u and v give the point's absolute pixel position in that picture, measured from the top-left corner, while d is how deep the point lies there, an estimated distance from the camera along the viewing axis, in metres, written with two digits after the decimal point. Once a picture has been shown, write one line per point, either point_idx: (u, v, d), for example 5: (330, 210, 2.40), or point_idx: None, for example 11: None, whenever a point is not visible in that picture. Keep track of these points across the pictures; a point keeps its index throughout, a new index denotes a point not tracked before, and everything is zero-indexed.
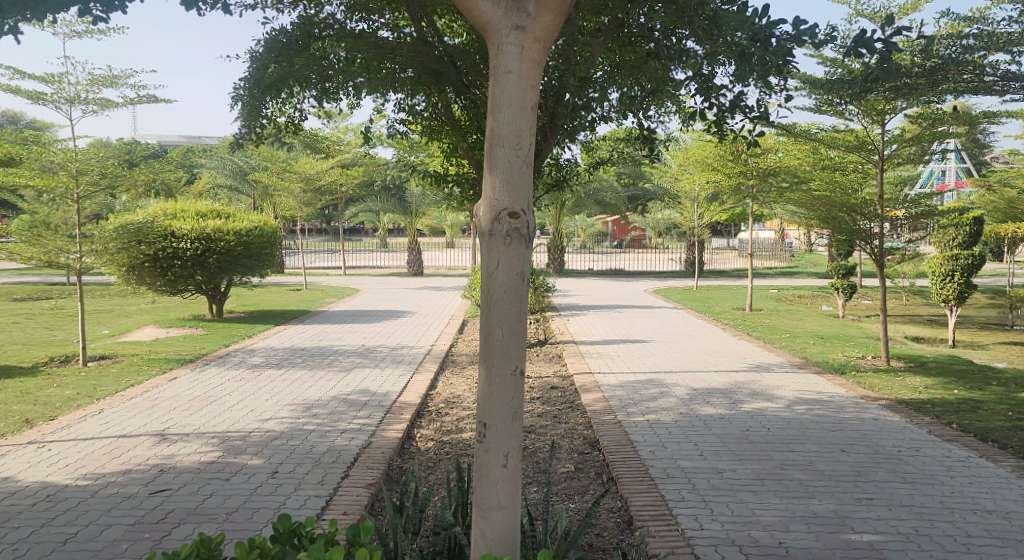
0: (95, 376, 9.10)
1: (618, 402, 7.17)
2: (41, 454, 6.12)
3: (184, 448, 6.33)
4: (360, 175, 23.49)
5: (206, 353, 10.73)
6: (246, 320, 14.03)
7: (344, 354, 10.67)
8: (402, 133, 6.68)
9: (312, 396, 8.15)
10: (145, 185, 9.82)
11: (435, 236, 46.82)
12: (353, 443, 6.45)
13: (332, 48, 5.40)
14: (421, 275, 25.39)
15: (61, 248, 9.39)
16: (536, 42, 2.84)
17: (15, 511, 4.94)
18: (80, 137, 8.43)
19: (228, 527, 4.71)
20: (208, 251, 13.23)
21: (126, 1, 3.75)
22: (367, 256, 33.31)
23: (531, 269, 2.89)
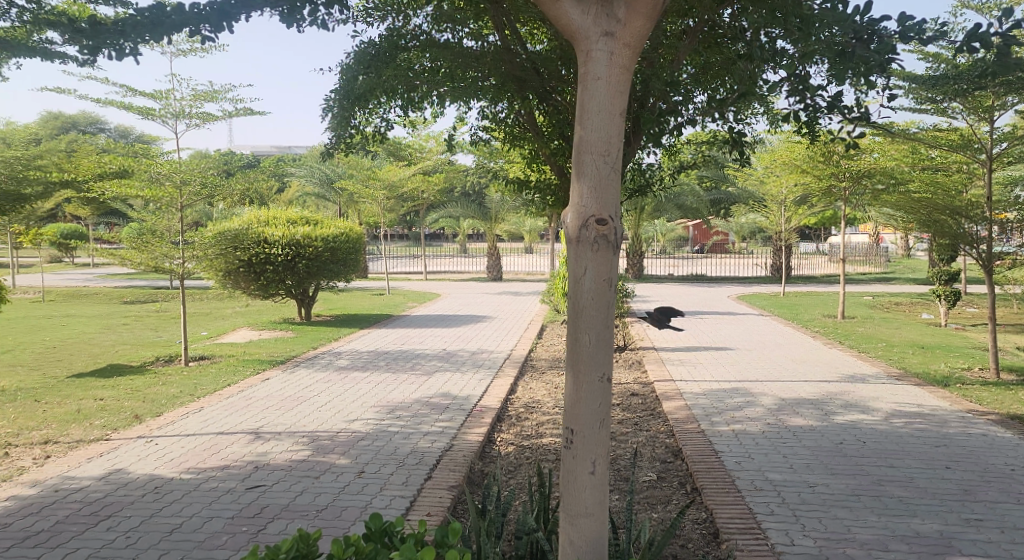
0: (196, 375, 9.55)
1: (701, 411, 7.04)
2: (149, 448, 6.46)
3: (277, 446, 6.57)
4: (443, 181, 23.87)
5: (295, 355, 11.10)
6: (332, 323, 14.45)
7: (426, 358, 10.84)
8: (483, 140, 6.76)
9: (395, 399, 8.32)
10: (241, 194, 10.26)
11: (514, 242, 47.13)
12: (436, 446, 6.55)
13: (418, 59, 5.52)
14: (500, 281, 25.57)
15: (166, 254, 9.91)
16: (626, 47, 2.84)
17: (126, 502, 5.23)
18: (183, 150, 8.90)
19: (320, 524, 4.86)
20: (298, 257, 13.68)
21: (232, 22, 3.90)
22: (448, 262, 33.76)
23: (618, 275, 2.88)
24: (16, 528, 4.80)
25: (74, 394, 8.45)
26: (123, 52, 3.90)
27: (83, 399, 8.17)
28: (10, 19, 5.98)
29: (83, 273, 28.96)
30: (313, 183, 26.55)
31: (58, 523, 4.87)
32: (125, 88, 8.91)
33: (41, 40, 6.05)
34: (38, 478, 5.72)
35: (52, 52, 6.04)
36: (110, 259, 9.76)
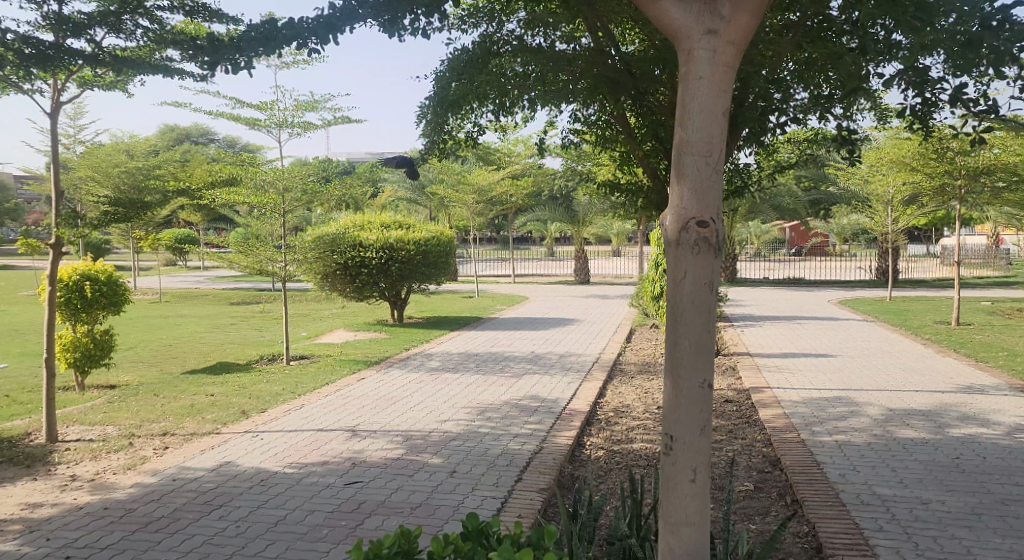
0: (296, 374, 9.90)
1: (801, 420, 6.79)
2: (255, 443, 6.74)
3: (373, 444, 6.73)
4: (532, 185, 23.96)
5: (389, 356, 11.34)
6: (423, 325, 14.70)
7: (516, 360, 10.88)
8: (573, 143, 6.75)
9: (485, 400, 8.38)
10: (339, 199, 10.58)
11: (602, 245, 46.81)
12: (526, 448, 6.56)
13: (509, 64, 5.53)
14: (588, 284, 25.41)
15: (269, 257, 10.37)
16: (730, 45, 2.77)
17: (235, 493, 5.47)
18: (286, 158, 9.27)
19: (416, 522, 4.94)
20: (391, 260, 13.99)
21: (338, 33, 4.02)
22: (536, 265, 33.85)
23: (720, 278, 2.81)
24: (138, 513, 5.09)
25: (188, 390, 8.91)
26: (238, 67, 4.07)
27: (196, 395, 8.60)
28: (135, 39, 6.39)
29: (195, 276, 30.64)
30: (405, 187, 27.16)
31: (175, 510, 5.14)
32: (234, 100, 9.37)
33: (162, 58, 6.46)
34: (158, 468, 6.05)
35: (171, 69, 6.42)
36: (219, 262, 10.26)
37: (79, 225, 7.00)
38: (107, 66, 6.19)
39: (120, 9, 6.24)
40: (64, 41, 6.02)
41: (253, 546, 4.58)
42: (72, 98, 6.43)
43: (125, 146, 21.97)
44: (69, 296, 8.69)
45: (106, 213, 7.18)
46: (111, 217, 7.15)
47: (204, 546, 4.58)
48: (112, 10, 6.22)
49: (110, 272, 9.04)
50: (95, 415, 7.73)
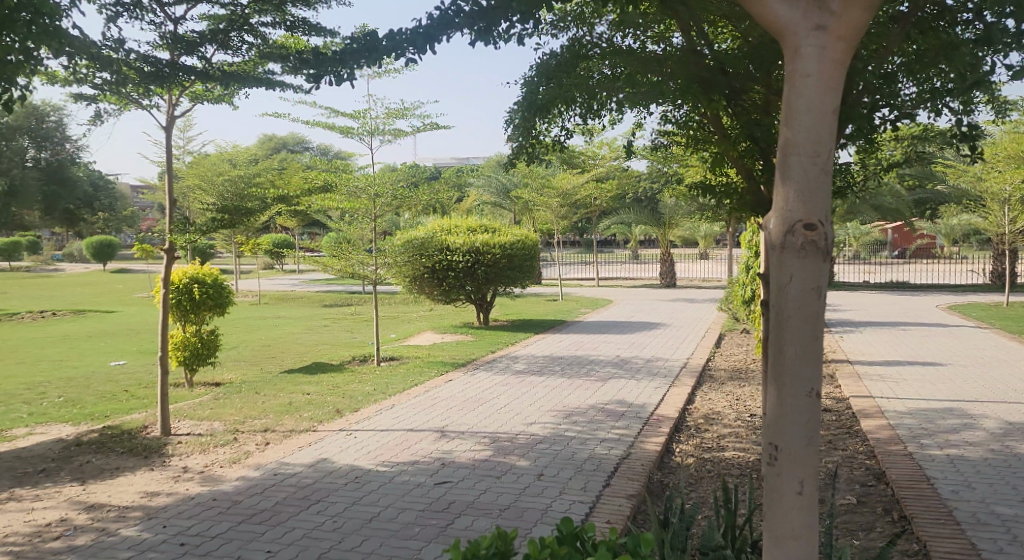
0: (387, 374, 10.13)
1: (907, 432, 6.47)
2: (348, 440, 6.93)
3: (461, 445, 6.80)
4: (617, 187, 23.73)
5: (475, 358, 11.42)
6: (509, 328, 14.75)
7: (602, 364, 10.78)
8: (662, 145, 6.67)
9: (572, 404, 8.36)
10: (428, 204, 10.76)
11: (689, 247, 45.96)
12: (613, 453, 6.49)
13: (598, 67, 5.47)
14: (675, 287, 24.99)
15: (361, 262, 10.73)
16: (840, 40, 2.66)
17: (331, 489, 5.63)
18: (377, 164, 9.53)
19: (506, 523, 4.96)
20: (477, 264, 14.12)
21: (434, 42, 4.11)
22: (620, 269, 33.55)
23: (829, 284, 2.69)
24: (243, 504, 5.30)
25: (286, 388, 9.23)
26: (341, 79, 4.21)
27: (293, 393, 8.90)
28: (241, 54, 6.69)
29: (291, 279, 31.72)
30: (491, 191, 27.40)
31: (277, 503, 5.33)
32: (329, 110, 9.70)
33: (266, 71, 6.74)
34: (260, 462, 6.30)
35: (274, 81, 6.68)
36: (314, 266, 10.59)
37: (188, 231, 7.37)
38: (217, 81, 6.49)
39: (228, 26, 6.54)
40: (178, 58, 6.36)
41: (348, 541, 4.70)
42: (184, 112, 6.78)
43: (228, 155, 23.01)
44: (180, 298, 9.15)
45: (214, 220, 7.51)
46: (218, 223, 7.47)
47: (304, 539, 4.73)
48: (221, 28, 6.53)
49: (216, 275, 9.46)
50: (203, 410, 8.11)
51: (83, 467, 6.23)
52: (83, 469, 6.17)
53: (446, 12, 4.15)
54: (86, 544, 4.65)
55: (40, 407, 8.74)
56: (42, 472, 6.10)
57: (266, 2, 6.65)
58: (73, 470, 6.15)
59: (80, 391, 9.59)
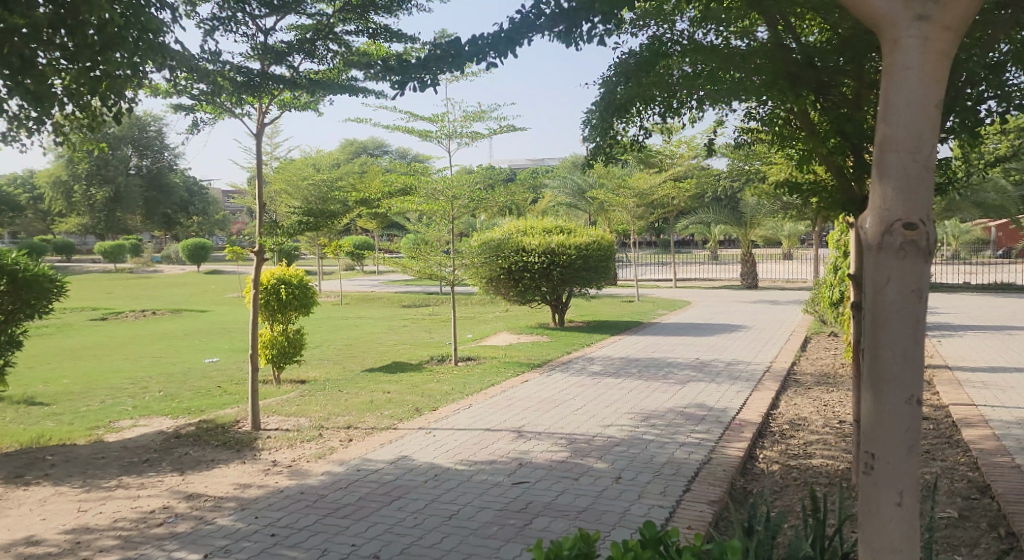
0: (464, 374, 10.24)
1: (1013, 443, 6.14)
2: (428, 439, 7.04)
3: (538, 445, 6.82)
4: (695, 186, 23.33)
5: (551, 359, 11.42)
6: (585, 329, 14.70)
7: (680, 367, 10.62)
8: (743, 142, 6.53)
9: (649, 406, 8.27)
10: (504, 205, 10.82)
11: (770, 247, 44.81)
12: (693, 458, 6.39)
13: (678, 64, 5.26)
14: (757, 288, 24.40)
15: (439, 263, 10.88)
16: (946, 30, 2.56)
17: (411, 486, 5.72)
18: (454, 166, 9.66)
19: (583, 526, 4.94)
20: (553, 265, 14.12)
21: (515, 46, 4.17)
22: (698, 270, 33.00)
23: (930, 285, 2.58)
24: (329, 499, 5.45)
25: (367, 387, 9.45)
26: (425, 85, 4.32)
27: (374, 391, 9.10)
28: (326, 62, 6.90)
29: (371, 280, 32.45)
30: (566, 192, 27.34)
31: (360, 498, 5.46)
32: (408, 114, 9.90)
33: (349, 78, 6.93)
34: (344, 457, 6.47)
35: (357, 87, 6.85)
36: (393, 268, 10.80)
37: (277, 233, 7.63)
38: (304, 89, 6.70)
39: (315, 36, 6.74)
40: (268, 68, 6.59)
41: (429, 538, 4.76)
42: (273, 120, 7.01)
43: (313, 160, 23.70)
44: (268, 299, 9.49)
45: (300, 223, 7.75)
46: (304, 226, 7.70)
47: (386, 534, 4.82)
48: (308, 37, 6.74)
49: (302, 276, 9.76)
50: (290, 407, 8.38)
51: (182, 458, 6.53)
52: (182, 460, 6.46)
53: (526, 15, 4.20)
54: (185, 531, 4.86)
55: (142, 401, 9.21)
56: (145, 462, 6.43)
57: (350, 11, 6.85)
58: (173, 460, 6.46)
59: (178, 387, 10.07)
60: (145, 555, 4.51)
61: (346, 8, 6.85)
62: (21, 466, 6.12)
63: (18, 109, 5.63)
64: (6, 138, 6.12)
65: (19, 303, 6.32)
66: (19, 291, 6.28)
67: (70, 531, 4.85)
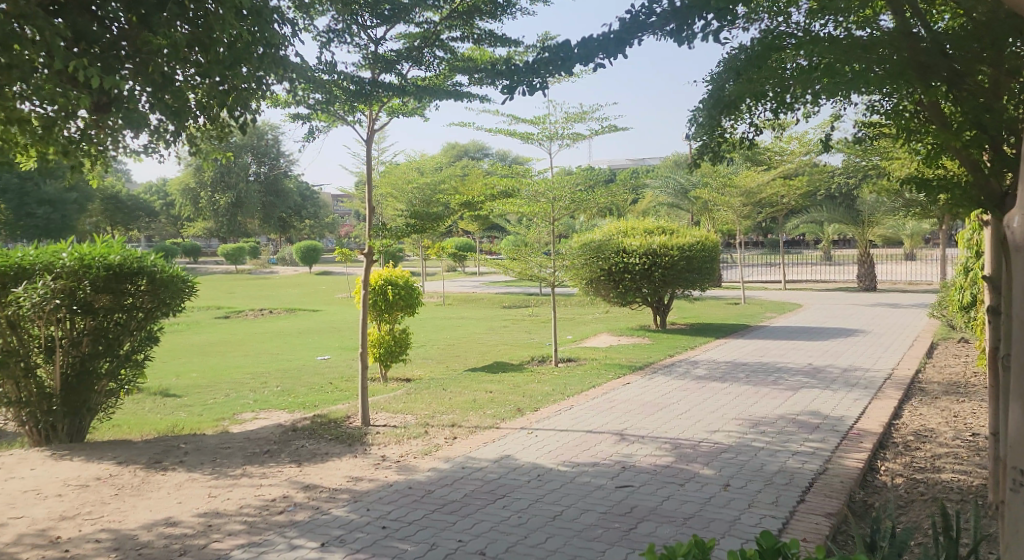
0: (565, 375, 10.22)
1: None
2: (531, 439, 7.07)
3: (642, 449, 6.73)
4: (807, 184, 22.51)
5: (653, 362, 11.26)
6: (688, 332, 14.39)
7: (791, 372, 10.24)
8: (863, 136, 6.22)
9: (758, 413, 8.02)
10: (605, 206, 10.75)
11: (889, 247, 42.61)
12: (807, 467, 6.15)
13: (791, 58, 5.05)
14: (875, 291, 23.22)
15: (539, 264, 10.89)
16: None
17: (515, 485, 5.76)
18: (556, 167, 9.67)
19: (689, 533, 4.84)
20: (654, 265, 13.92)
21: (625, 47, 4.20)
22: (809, 271, 31.73)
23: None
24: (434, 495, 5.55)
25: (469, 386, 9.58)
26: (534, 88, 4.40)
27: (477, 391, 9.22)
28: (433, 68, 7.04)
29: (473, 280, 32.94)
30: (669, 192, 26.89)
31: (465, 496, 5.54)
32: (510, 117, 10.03)
33: (455, 83, 7.08)
34: (449, 455, 6.59)
35: (462, 93, 6.98)
36: (494, 269, 10.91)
37: (384, 236, 7.85)
38: (411, 96, 6.88)
39: (422, 43, 6.91)
40: (378, 76, 6.79)
41: (534, 537, 4.79)
42: (382, 126, 7.20)
43: (418, 163, 24.27)
44: (376, 299, 9.80)
45: (406, 225, 7.95)
46: (410, 229, 7.91)
47: (491, 532, 4.87)
48: (416, 45, 6.90)
49: (408, 277, 10.02)
50: (397, 404, 8.60)
51: (299, 450, 6.81)
52: (299, 452, 6.74)
53: (637, 15, 4.20)
54: (304, 520, 5.06)
55: (261, 395, 9.66)
56: (266, 453, 6.74)
57: (456, 18, 6.95)
58: (291, 452, 6.74)
59: (293, 382, 10.52)
60: (267, 540, 4.73)
61: (452, 15, 6.93)
62: (159, 452, 6.54)
63: (158, 122, 6.02)
64: (147, 149, 6.56)
65: (158, 302, 6.75)
66: (157, 291, 6.71)
67: (202, 515, 5.14)
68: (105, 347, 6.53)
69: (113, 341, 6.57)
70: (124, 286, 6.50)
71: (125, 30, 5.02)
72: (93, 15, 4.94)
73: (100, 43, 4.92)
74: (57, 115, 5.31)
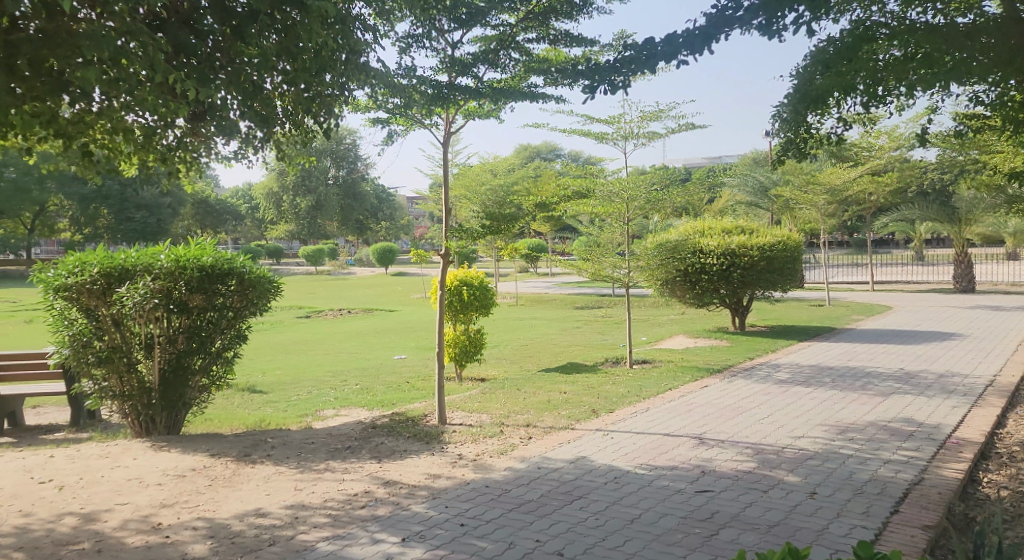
0: (641, 377, 10.10)
1: None
2: (607, 441, 7.00)
3: (722, 454, 6.58)
4: (897, 181, 21.60)
5: (732, 365, 11.00)
6: (769, 334, 14.01)
7: (881, 377, 9.84)
8: (962, 129, 5.91)
9: (846, 419, 7.74)
10: (681, 205, 10.58)
11: (988, 247, 40.50)
12: (901, 477, 5.89)
13: (884, 48, 4.85)
14: (972, 293, 22.09)
15: (614, 264, 10.77)
16: None
17: (593, 487, 5.72)
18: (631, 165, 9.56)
19: (774, 541, 4.70)
20: (733, 266, 13.60)
21: (709, 42, 4.13)
22: (899, 271, 30.43)
23: None
24: (512, 494, 5.56)
25: (544, 386, 9.57)
26: (615, 86, 4.36)
27: (552, 392, 9.19)
28: (509, 70, 7.06)
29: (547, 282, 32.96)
30: (749, 191, 26.28)
31: (542, 496, 5.52)
32: (585, 116, 9.99)
33: (530, 85, 7.08)
34: (525, 454, 6.59)
35: (537, 94, 6.98)
36: (568, 269, 10.86)
37: (462, 237, 7.91)
38: (487, 98, 6.89)
39: (498, 46, 6.93)
40: (455, 79, 6.85)
41: (612, 539, 4.74)
42: (458, 129, 7.25)
43: (491, 164, 24.43)
44: (451, 299, 9.91)
45: (481, 226, 7.99)
46: (485, 230, 7.95)
47: (569, 533, 4.84)
48: (492, 47, 6.93)
49: (483, 277, 10.09)
50: (473, 404, 8.66)
51: (378, 447, 6.94)
52: (379, 449, 6.86)
53: (724, 10, 4.12)
54: (385, 515, 5.15)
55: (342, 393, 9.89)
56: (347, 448, 6.89)
57: (532, 19, 6.95)
58: (370, 449, 6.87)
59: (371, 381, 10.72)
60: (350, 533, 4.83)
61: (529, 17, 6.93)
62: (248, 446, 6.77)
63: (247, 128, 6.22)
64: (236, 155, 6.79)
65: (247, 301, 7.01)
66: (246, 291, 6.95)
67: (289, 507, 5.29)
68: (198, 344, 6.76)
69: (206, 338, 6.79)
70: (216, 286, 6.76)
71: (220, 41, 5.18)
72: (192, 28, 5.14)
73: (197, 54, 5.10)
74: (157, 124, 5.57)
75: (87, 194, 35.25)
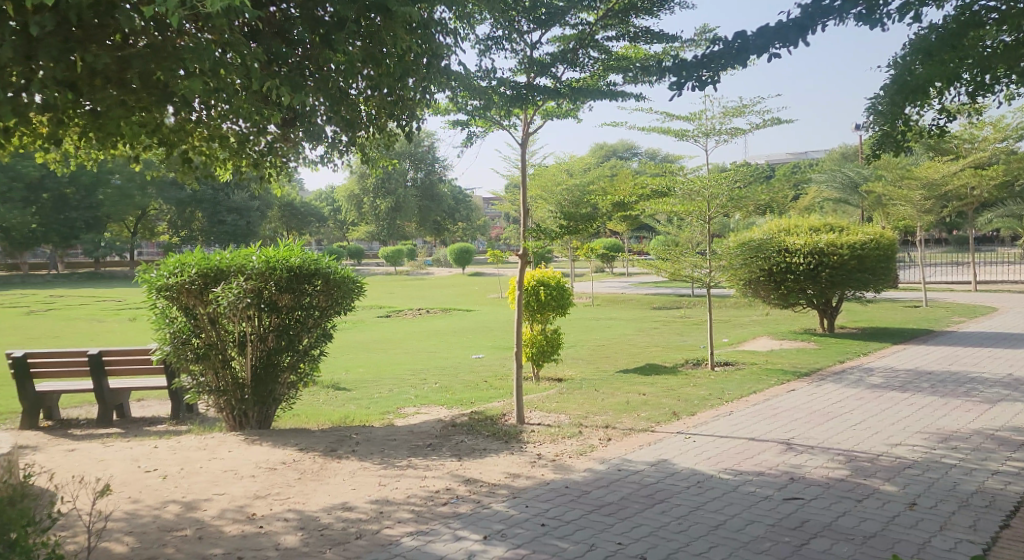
0: (724, 379, 9.90)
1: None
2: (689, 444, 6.89)
3: (812, 460, 6.38)
4: (1004, 174, 20.42)
5: (820, 368, 10.64)
6: (861, 336, 13.49)
7: (985, 383, 9.34)
8: None
9: (947, 427, 7.38)
10: (764, 203, 10.31)
11: None
12: (1010, 489, 5.58)
13: (992, 34, 4.57)
14: None
15: (694, 264, 10.57)
16: None
17: (675, 491, 5.63)
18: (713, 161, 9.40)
19: (869, 553, 4.53)
20: (820, 265, 13.17)
21: (799, 37, 4.03)
22: (1002, 271, 28.83)
23: None
24: (593, 495, 5.54)
25: (624, 387, 9.50)
26: (702, 82, 4.28)
27: (631, 393, 9.10)
28: (588, 69, 7.03)
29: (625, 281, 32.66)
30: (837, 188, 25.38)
31: (623, 498, 5.47)
32: (665, 113, 9.86)
33: (608, 83, 7.03)
34: (605, 456, 6.54)
35: (616, 92, 6.92)
36: (646, 269, 10.73)
37: (541, 237, 7.92)
38: (566, 97, 6.88)
39: (577, 45, 6.91)
40: (533, 79, 6.86)
41: (697, 545, 4.66)
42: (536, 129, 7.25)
43: (567, 164, 24.39)
44: (529, 299, 9.93)
45: (559, 226, 7.98)
46: (563, 229, 7.93)
47: (652, 537, 4.78)
48: (570, 47, 6.91)
49: (560, 277, 10.07)
50: (551, 404, 8.66)
51: (458, 445, 7.02)
52: (460, 447, 6.93)
53: (821, 0, 4.01)
54: (468, 513, 5.20)
55: (422, 391, 10.04)
56: (429, 446, 6.99)
57: (612, 17, 6.90)
58: (451, 447, 6.95)
59: (450, 380, 10.85)
60: (434, 530, 4.90)
61: (608, 14, 6.88)
62: (333, 442, 6.95)
63: (333, 134, 6.39)
64: (323, 159, 6.99)
65: (332, 301, 7.20)
66: (331, 291, 7.15)
67: (374, 502, 5.40)
68: (287, 343, 6.98)
69: (294, 337, 7.01)
70: (303, 285, 6.97)
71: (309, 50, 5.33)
72: (283, 38, 5.31)
73: (288, 63, 5.27)
74: (250, 131, 5.77)
75: (184, 198, 37.02)
